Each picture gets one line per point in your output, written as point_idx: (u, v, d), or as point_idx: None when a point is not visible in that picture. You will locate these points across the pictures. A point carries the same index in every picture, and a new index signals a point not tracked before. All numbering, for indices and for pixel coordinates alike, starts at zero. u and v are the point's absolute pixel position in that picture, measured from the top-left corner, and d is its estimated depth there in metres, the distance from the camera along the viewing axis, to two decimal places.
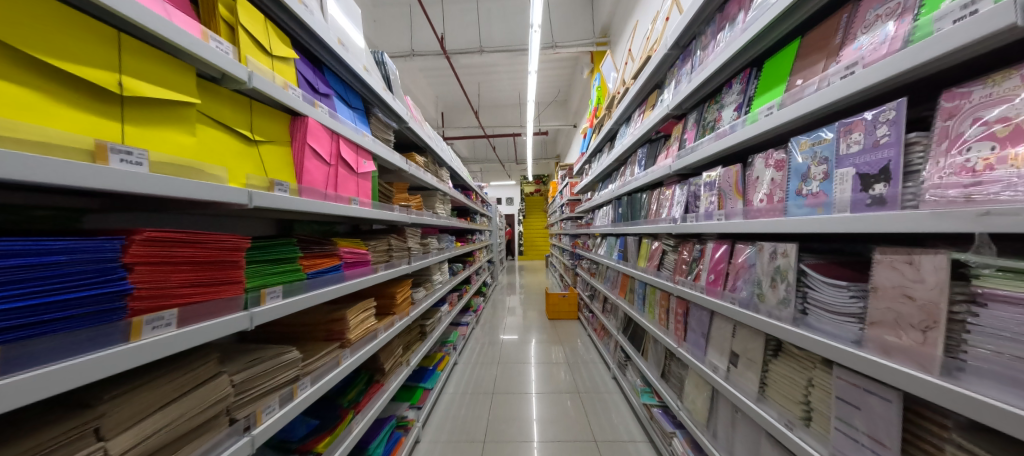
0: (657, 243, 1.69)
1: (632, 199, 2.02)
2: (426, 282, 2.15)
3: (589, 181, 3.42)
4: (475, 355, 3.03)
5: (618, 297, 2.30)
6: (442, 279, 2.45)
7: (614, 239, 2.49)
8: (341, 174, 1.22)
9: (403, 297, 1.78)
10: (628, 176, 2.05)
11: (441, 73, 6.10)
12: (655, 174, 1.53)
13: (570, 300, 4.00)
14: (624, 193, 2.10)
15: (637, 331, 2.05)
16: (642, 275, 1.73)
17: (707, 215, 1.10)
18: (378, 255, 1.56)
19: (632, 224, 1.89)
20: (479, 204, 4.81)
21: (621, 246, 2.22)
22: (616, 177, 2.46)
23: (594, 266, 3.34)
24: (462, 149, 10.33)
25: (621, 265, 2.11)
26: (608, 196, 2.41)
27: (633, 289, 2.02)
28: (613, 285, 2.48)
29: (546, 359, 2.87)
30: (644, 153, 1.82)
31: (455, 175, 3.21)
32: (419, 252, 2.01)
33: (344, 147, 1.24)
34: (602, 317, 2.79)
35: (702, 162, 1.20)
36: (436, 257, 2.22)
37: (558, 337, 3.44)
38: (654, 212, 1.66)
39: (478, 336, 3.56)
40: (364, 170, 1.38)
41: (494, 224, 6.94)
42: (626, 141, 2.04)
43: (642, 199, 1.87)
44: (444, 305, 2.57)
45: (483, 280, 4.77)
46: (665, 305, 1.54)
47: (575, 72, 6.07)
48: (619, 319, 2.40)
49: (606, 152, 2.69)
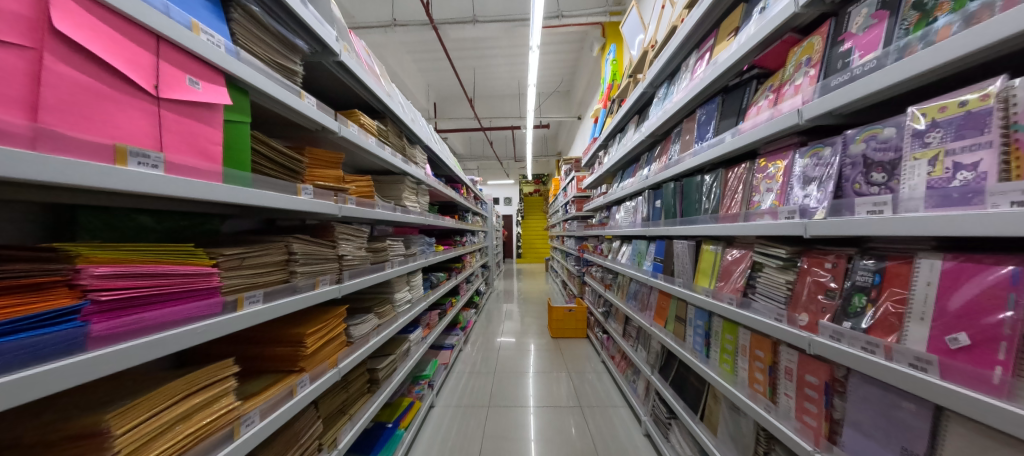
0: (734, 252, 1.05)
1: (678, 186, 1.38)
2: (385, 303, 1.43)
3: (604, 173, 2.78)
4: (459, 391, 2.24)
5: (653, 325, 1.62)
6: (414, 294, 1.76)
7: (644, 244, 1.84)
8: (94, 95, 0.42)
9: (332, 336, 1.03)
10: (672, 157, 1.42)
11: (431, 52, 5.45)
12: (749, 136, 0.89)
13: (577, 315, 3.34)
14: (665, 179, 1.45)
15: (688, 375, 1.37)
16: (709, 303, 1.08)
17: (964, 190, 0.45)
18: (256, 272, 0.76)
19: (687, 222, 1.25)
20: (472, 201, 4.19)
21: (659, 254, 1.57)
22: (647, 160, 1.82)
23: (609, 277, 2.69)
24: (458, 144, 9.68)
25: (663, 281, 1.45)
26: (638, 186, 1.76)
27: (680, 317, 1.37)
28: (644, 307, 1.81)
29: (550, 398, 2.15)
30: (707, 111, 1.17)
31: (436, 162, 2.57)
32: (359, 263, 1.22)
33: (104, 36, 0.43)
34: (623, 343, 2.12)
35: (896, 89, 0.56)
36: (400, 269, 1.52)
37: (564, 362, 2.77)
38: (733, 202, 1.01)
39: (464, 359, 2.85)
40: (194, 107, 0.57)
41: (489, 224, 6.26)
42: (670, 104, 1.41)
43: (698, 182, 1.23)
44: (415, 329, 1.82)
45: (476, 289, 4.12)
46: (771, 361, 0.89)
47: (583, 52, 5.41)
48: (653, 353, 1.71)
49: (631, 130, 2.05)
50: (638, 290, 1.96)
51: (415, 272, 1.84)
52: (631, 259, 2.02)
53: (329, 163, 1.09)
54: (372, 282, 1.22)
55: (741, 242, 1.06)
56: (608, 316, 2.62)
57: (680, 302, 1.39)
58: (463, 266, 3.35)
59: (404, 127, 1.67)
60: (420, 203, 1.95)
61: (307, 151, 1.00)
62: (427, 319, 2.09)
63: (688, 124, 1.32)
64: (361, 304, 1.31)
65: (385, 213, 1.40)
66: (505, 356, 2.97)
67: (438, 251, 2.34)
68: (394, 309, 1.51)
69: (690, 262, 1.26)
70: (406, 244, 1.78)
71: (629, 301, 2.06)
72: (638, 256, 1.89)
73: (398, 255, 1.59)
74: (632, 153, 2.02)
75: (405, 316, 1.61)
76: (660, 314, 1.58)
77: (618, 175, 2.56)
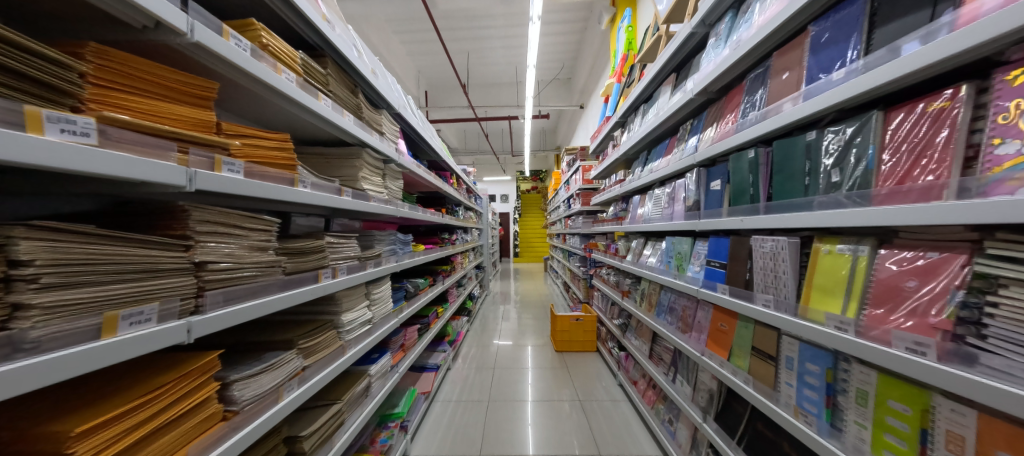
0: (896, 253, 0.61)
1: (761, 153, 0.91)
2: (325, 329, 0.92)
3: (620, 158, 2.35)
4: (443, 427, 1.77)
5: (706, 354, 1.14)
6: (376, 313, 1.26)
7: (684, 242, 1.40)
8: None
9: (172, 411, 0.49)
10: (744, 117, 0.97)
11: (420, 29, 5.04)
12: (991, 23, 0.42)
13: (585, 324, 2.91)
14: (736, 147, 0.98)
15: (775, 438, 0.90)
16: (852, 346, 0.61)
17: None
18: None
19: (785, 209, 0.79)
20: (463, 194, 3.76)
21: (716, 256, 1.13)
22: (692, 130, 1.34)
23: (627, 281, 2.25)
24: (451, 136, 9.23)
25: (735, 298, 0.98)
26: (682, 164, 1.29)
27: (759, 350, 0.91)
28: (687, 327, 1.34)
29: (557, 442, 1.66)
30: (834, 28, 0.72)
31: (417, 142, 2.11)
32: (254, 274, 0.65)
33: None
34: (652, 368, 1.65)
35: None
36: (347, 278, 0.99)
37: (572, 385, 2.30)
38: (900, 170, 0.57)
39: (451, 382, 2.35)
40: None
41: (483, 220, 5.86)
42: (740, 39, 0.97)
43: (809, 142, 0.76)
44: (383, 357, 1.35)
45: (468, 293, 3.68)
46: None
47: (586, 32, 5.03)
48: (705, 389, 1.20)
49: (665, 95, 1.58)
50: (674, 303, 1.49)
51: (379, 280, 1.33)
52: (666, 263, 1.54)
53: (173, 90, 0.52)
54: (275, 304, 0.66)
55: (905, 242, 0.62)
56: (627, 329, 2.16)
57: (762, 329, 0.92)
58: (451, 270, 2.88)
59: (362, 79, 1.19)
60: (389, 189, 1.47)
61: (99, 52, 0.43)
62: (400, 339, 1.58)
63: (780, 60, 0.86)
64: (277, 336, 0.80)
65: (319, 195, 0.86)
66: (501, 376, 2.48)
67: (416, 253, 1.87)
68: (340, 338, 0.99)
69: (795, 270, 0.79)
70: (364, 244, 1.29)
71: (662, 317, 1.57)
72: (677, 258, 1.43)
73: (349, 258, 1.08)
74: (667, 125, 1.55)
75: (356, 346, 1.07)
76: (716, 342, 1.11)
77: (638, 158, 2.09)
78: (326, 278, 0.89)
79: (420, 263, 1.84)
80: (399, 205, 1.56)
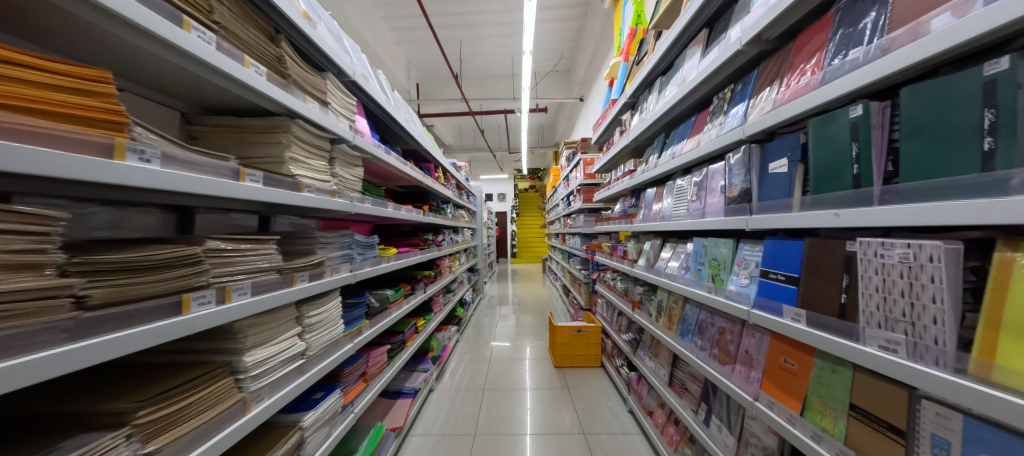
0: None
1: (875, 107, 0.58)
2: (208, 381, 0.67)
3: (628, 144, 2.06)
4: None
5: (763, 401, 0.83)
6: (309, 339, 0.97)
7: (721, 244, 1.12)
8: None
9: None
10: (835, 62, 0.65)
11: (409, 13, 4.77)
12: None
13: (587, 336, 2.61)
14: (823, 106, 0.67)
15: None
16: None
17: None
18: None
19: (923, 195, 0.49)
20: (453, 189, 3.47)
21: (778, 266, 0.82)
22: (734, 102, 1.02)
23: (637, 289, 1.95)
24: (446, 132, 8.96)
25: (824, 332, 0.66)
26: (726, 141, 0.97)
27: (865, 414, 0.60)
28: (726, 358, 1.02)
29: None
30: None
31: (387, 124, 1.81)
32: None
33: None
34: (672, 399, 1.37)
35: None
36: (242, 304, 0.71)
37: (574, 411, 1.99)
38: None
39: (433, 409, 2.03)
40: None
41: (478, 217, 5.58)
42: None
43: (992, 76, 0.43)
44: (324, 402, 1.04)
45: (457, 299, 3.39)
46: None
47: (586, 18, 4.81)
48: (759, 446, 0.88)
49: (693, 58, 1.26)
50: (705, 322, 1.18)
51: (319, 298, 1.05)
52: (695, 271, 1.23)
53: None
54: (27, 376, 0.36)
55: None
56: (639, 346, 1.85)
57: (878, 382, 0.60)
58: (433, 275, 2.58)
59: (281, 20, 0.91)
60: (339, 177, 1.19)
61: None
62: (358, 367, 1.33)
63: None
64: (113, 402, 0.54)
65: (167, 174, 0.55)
66: (491, 399, 2.18)
67: (385, 262, 1.55)
68: (223, 393, 0.70)
69: (958, 299, 0.46)
70: (302, 251, 1.06)
71: (690, 339, 1.26)
72: (714, 266, 1.12)
73: (243, 275, 0.76)
74: (696, 96, 1.23)
75: (259, 400, 0.78)
76: (781, 386, 0.80)
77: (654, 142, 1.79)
78: (196, 302, 0.61)
79: (387, 272, 1.57)
80: (353, 197, 1.27)
